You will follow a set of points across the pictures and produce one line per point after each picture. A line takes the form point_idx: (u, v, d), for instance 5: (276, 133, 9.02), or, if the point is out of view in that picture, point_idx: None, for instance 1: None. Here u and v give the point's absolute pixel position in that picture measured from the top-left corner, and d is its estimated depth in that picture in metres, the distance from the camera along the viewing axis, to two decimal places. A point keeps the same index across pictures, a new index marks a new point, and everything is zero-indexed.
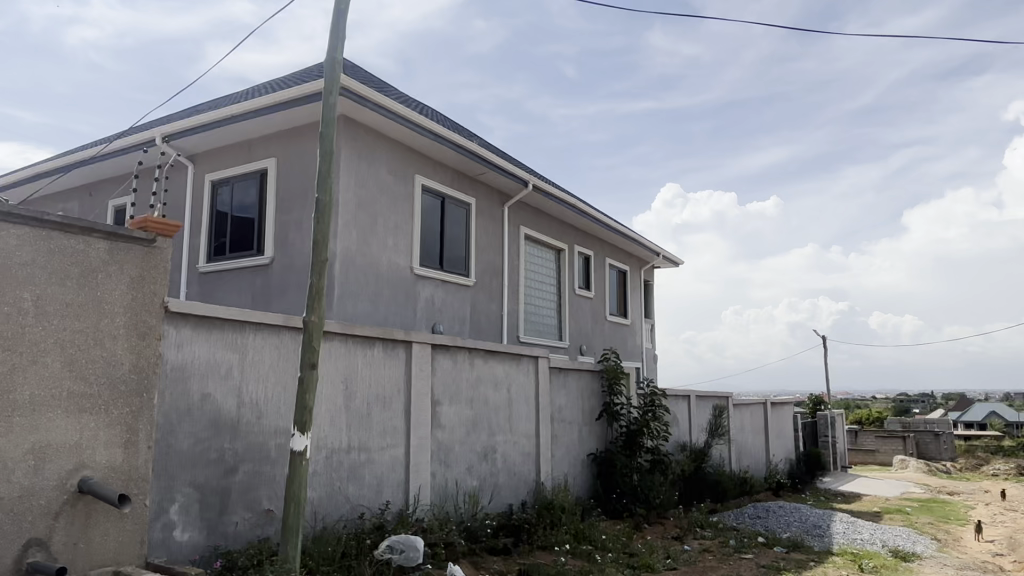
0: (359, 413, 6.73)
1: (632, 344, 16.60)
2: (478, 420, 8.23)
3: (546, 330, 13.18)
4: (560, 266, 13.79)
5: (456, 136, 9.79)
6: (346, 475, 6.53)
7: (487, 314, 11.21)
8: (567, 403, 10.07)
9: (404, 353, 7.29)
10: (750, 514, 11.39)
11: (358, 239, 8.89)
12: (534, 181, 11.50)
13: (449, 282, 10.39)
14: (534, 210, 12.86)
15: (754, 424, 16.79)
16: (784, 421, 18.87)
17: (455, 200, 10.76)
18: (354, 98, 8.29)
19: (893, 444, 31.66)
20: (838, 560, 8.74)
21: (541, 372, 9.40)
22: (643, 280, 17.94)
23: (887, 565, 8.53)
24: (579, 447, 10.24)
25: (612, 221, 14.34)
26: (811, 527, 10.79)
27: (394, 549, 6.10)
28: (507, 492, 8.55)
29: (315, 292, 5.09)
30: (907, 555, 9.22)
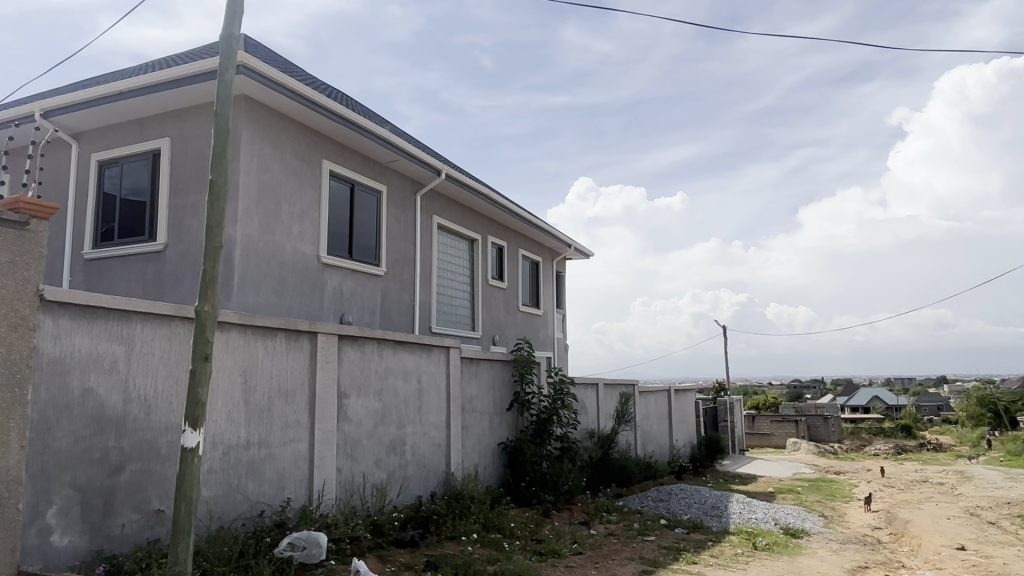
0: (259, 407, 6.45)
1: (544, 334, 16.78)
2: (387, 412, 8.07)
3: (458, 320, 13.11)
4: (473, 256, 13.72)
5: (366, 121, 9.53)
6: (245, 471, 6.26)
7: (398, 305, 11.02)
8: (478, 393, 10.05)
9: (308, 344, 7.04)
10: (653, 498, 11.77)
11: (261, 225, 8.51)
12: (447, 169, 11.37)
13: (358, 272, 10.13)
14: (447, 199, 12.73)
15: (659, 411, 17.37)
16: (687, 408, 19.62)
17: (365, 187, 10.49)
18: (256, 77, 7.90)
19: (786, 428, 33.60)
20: (734, 539, 9.15)
21: (451, 362, 9.32)
22: (555, 271, 18.13)
23: (778, 542, 9.01)
24: (489, 436, 10.24)
25: (525, 212, 14.38)
26: (709, 507, 11.26)
27: (295, 547, 5.89)
28: (416, 484, 8.44)
29: (208, 280, 4.81)
30: (797, 532, 9.77)
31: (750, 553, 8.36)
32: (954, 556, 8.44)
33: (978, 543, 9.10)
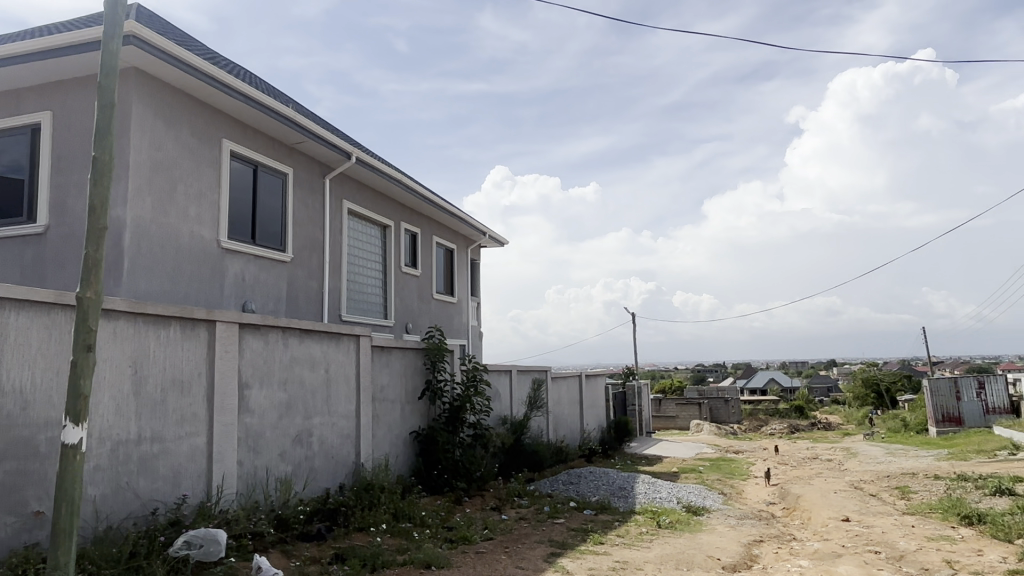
0: (152, 400, 6.09)
1: (458, 321, 16.72)
2: (292, 403, 7.81)
3: (369, 308, 12.84)
4: (385, 242, 13.46)
5: (269, 100, 9.12)
6: (136, 468, 5.90)
7: (305, 292, 10.67)
8: (389, 382, 9.89)
9: (206, 333, 6.69)
10: (563, 481, 11.98)
11: (154, 207, 8.01)
12: (357, 153, 11.06)
13: (262, 258, 9.73)
14: (357, 184, 12.40)
15: (570, 396, 17.70)
16: (597, 393, 20.08)
17: (269, 169, 10.06)
18: (147, 49, 7.40)
19: (690, 411, 35.08)
20: (639, 518, 9.46)
21: (361, 351, 9.11)
22: (470, 259, 18.06)
23: (681, 520, 9.38)
24: (401, 425, 10.11)
25: (438, 198, 14.22)
26: (617, 488, 11.59)
27: (191, 545, 5.62)
28: (323, 476, 8.23)
29: (91, 264, 4.46)
30: (698, 510, 10.19)
31: (654, 531, 8.66)
32: (839, 526, 9.04)
33: (860, 514, 9.79)
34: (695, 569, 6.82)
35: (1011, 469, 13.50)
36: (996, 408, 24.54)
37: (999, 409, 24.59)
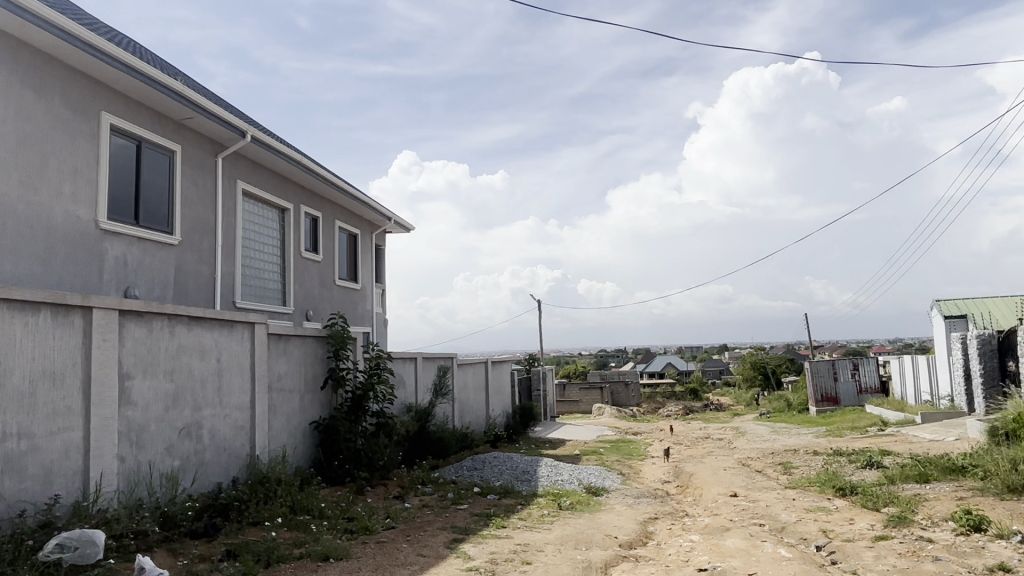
0: (18, 394, 5.59)
1: (362, 308, 16.35)
2: (179, 394, 7.39)
3: (266, 294, 12.33)
4: (283, 226, 12.94)
5: (155, 72, 8.52)
6: (0, 468, 5.40)
7: (195, 277, 10.10)
8: (287, 370, 9.53)
9: (81, 321, 6.21)
10: (468, 467, 11.99)
11: (20, 184, 7.32)
12: (252, 132, 10.54)
13: (147, 240, 9.12)
14: (252, 164, 11.83)
15: (475, 382, 17.71)
16: (503, 378, 20.24)
17: (155, 145, 9.43)
18: (12, 10, 6.72)
19: (592, 395, 36.12)
20: (541, 501, 9.62)
21: (256, 338, 8.73)
22: (374, 244, 17.68)
23: (581, 501, 9.61)
24: (299, 415, 9.78)
25: (341, 181, 13.80)
26: (520, 473, 11.74)
27: (65, 548, 5.23)
28: (214, 470, 7.86)
29: None
30: (598, 490, 10.47)
31: (554, 513, 8.84)
32: (728, 502, 9.54)
33: (747, 489, 10.37)
34: (593, 548, 7.00)
35: (880, 443, 14.68)
36: (868, 387, 26.56)
37: (871, 388, 26.66)
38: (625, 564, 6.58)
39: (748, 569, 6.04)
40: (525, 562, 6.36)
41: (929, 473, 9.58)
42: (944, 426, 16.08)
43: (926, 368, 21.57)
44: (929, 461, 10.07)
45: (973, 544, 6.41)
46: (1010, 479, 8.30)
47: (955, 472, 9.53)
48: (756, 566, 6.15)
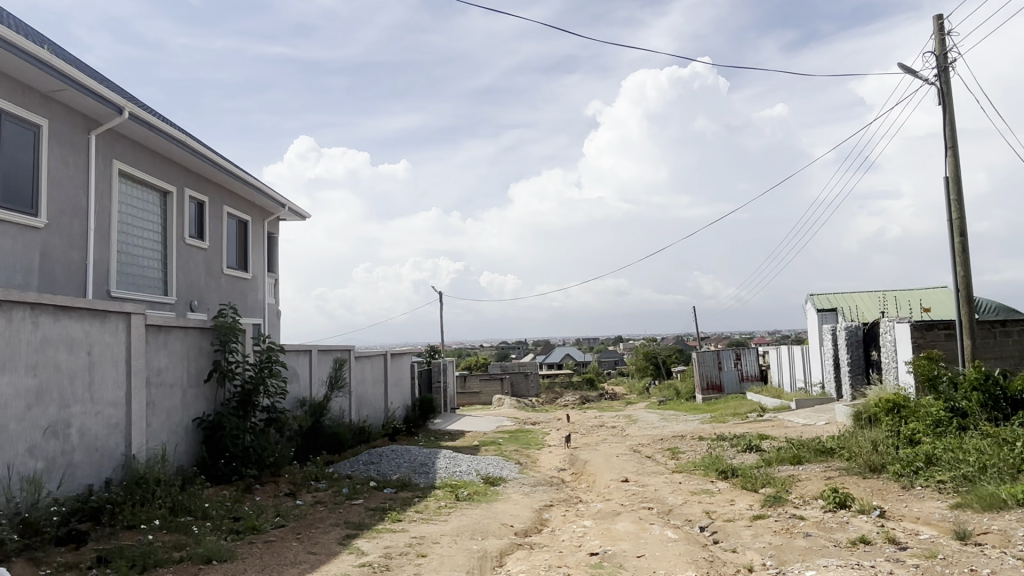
0: None
1: (252, 299, 15.65)
2: (44, 390, 6.79)
3: (146, 283, 11.55)
4: (165, 211, 12.16)
5: (20, 39, 7.76)
6: None
7: (64, 264, 9.31)
8: (168, 364, 8.98)
9: None
10: (364, 461, 11.76)
11: None
12: (131, 109, 9.83)
13: (7, 223, 8.31)
14: (131, 143, 11.02)
15: (373, 375, 17.38)
16: (402, 370, 19.97)
17: (18, 119, 8.59)
18: None
19: (492, 386, 36.37)
20: (439, 493, 9.58)
21: (133, 330, 8.16)
22: (267, 232, 16.95)
23: (479, 491, 9.66)
24: (181, 412, 9.25)
25: (230, 165, 13.11)
26: (418, 465, 11.64)
27: None
28: (84, 471, 7.29)
29: None
30: (495, 480, 10.55)
31: (451, 504, 8.84)
32: (620, 487, 9.87)
33: (637, 475, 10.77)
34: (489, 537, 7.05)
35: (759, 429, 15.64)
36: (749, 375, 28.24)
37: (751, 376, 28.38)
38: (520, 551, 6.66)
39: (637, 552, 6.26)
40: (420, 554, 6.31)
41: (801, 455, 10.30)
42: (815, 411, 17.34)
43: (801, 357, 23.19)
44: (801, 444, 10.83)
45: (838, 520, 6.94)
46: (871, 459, 9.06)
47: (824, 454, 10.29)
48: (645, 547, 6.38)
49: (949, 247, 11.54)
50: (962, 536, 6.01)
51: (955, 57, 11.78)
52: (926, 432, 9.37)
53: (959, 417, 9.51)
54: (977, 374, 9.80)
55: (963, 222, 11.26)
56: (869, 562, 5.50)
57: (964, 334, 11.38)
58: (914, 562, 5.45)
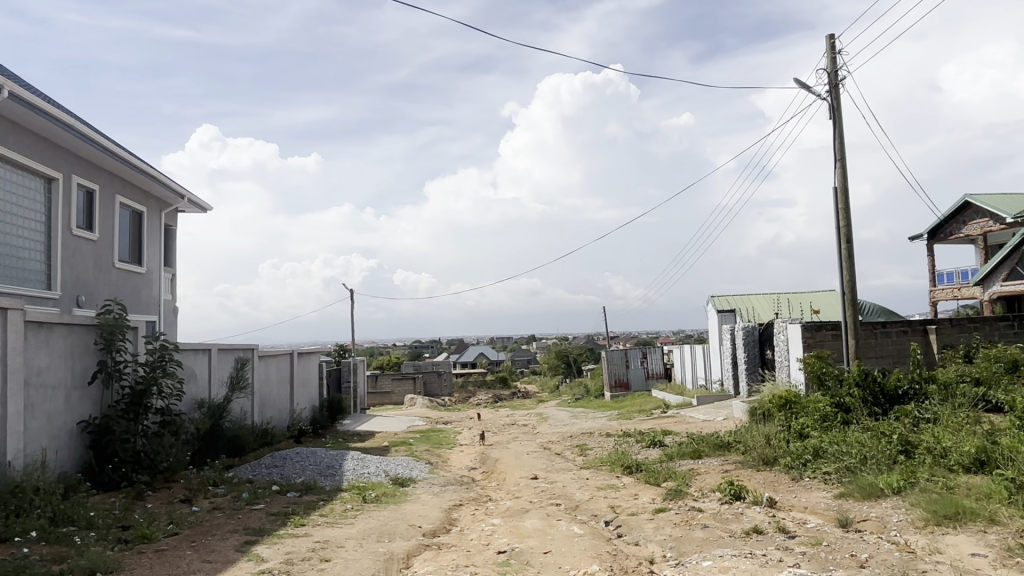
0: None
1: (146, 295, 14.77)
2: None
3: (26, 276, 10.68)
4: (49, 199, 11.28)
5: None
6: None
7: None
8: (49, 364, 8.34)
9: None
10: (266, 465, 11.34)
11: None
12: (12, 88, 9.07)
13: None
14: (9, 124, 10.15)
15: (278, 375, 16.80)
16: (309, 370, 19.38)
17: None
18: None
19: (405, 385, 35.96)
20: (345, 495, 9.37)
21: (10, 327, 7.52)
22: (163, 224, 16.03)
23: (387, 493, 9.52)
24: (65, 415, 8.62)
25: (124, 151, 12.33)
26: (323, 468, 11.33)
27: None
28: None
29: None
30: (403, 481, 10.42)
31: (358, 507, 8.65)
32: (529, 484, 9.97)
33: (546, 472, 10.91)
34: (396, 539, 6.95)
35: (663, 425, 16.21)
36: (655, 373, 29.16)
37: (657, 374, 29.28)
38: (427, 552, 6.60)
39: (543, 548, 6.33)
40: (324, 559, 6.14)
41: (701, 450, 10.73)
42: (715, 407, 18.14)
43: (703, 356, 24.19)
44: (701, 439, 11.30)
45: (734, 511, 7.28)
46: (765, 453, 9.55)
47: (721, 448, 10.78)
48: (551, 544, 6.47)
49: (836, 253, 12.34)
50: (844, 524, 6.43)
51: (844, 75, 12.62)
52: (814, 426, 9.97)
53: (843, 412, 10.18)
54: (859, 372, 10.51)
55: (850, 229, 12.06)
56: (761, 551, 5.78)
57: (849, 334, 12.18)
58: (801, 549, 5.78)
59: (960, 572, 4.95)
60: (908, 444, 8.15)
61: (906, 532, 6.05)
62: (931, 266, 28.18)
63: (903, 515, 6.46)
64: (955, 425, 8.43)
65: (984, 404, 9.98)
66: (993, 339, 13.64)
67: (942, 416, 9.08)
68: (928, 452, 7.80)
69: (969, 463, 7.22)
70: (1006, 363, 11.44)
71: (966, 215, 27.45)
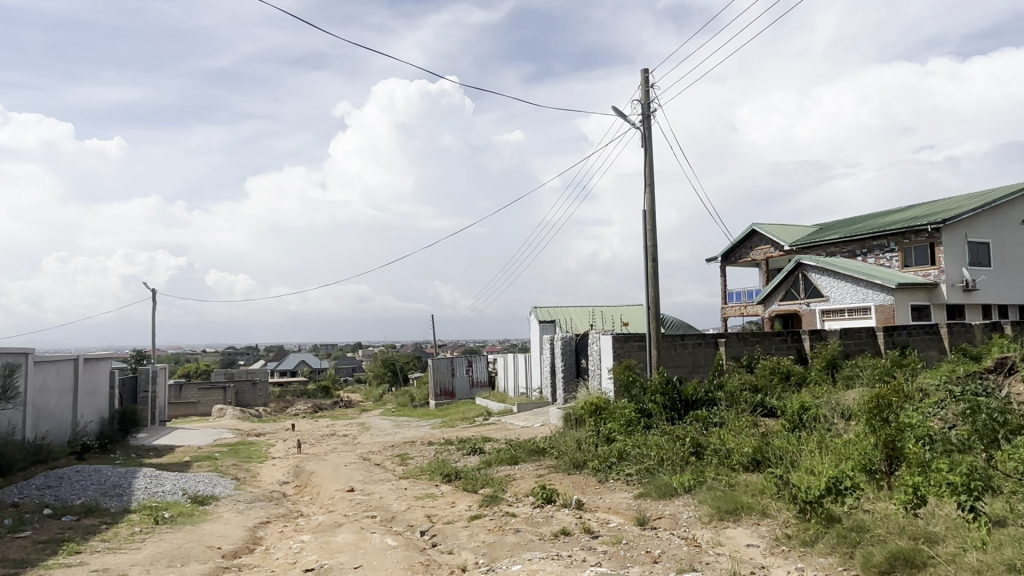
0: None
1: None
2: None
3: None
4: None
5: None
6: None
7: None
8: None
9: None
10: (37, 486, 9.90)
11: None
12: None
13: None
14: None
15: (59, 383, 14.83)
16: (99, 377, 17.31)
17: None
18: None
19: (214, 395, 33.31)
20: (133, 517, 8.44)
21: None
22: None
23: (184, 513, 8.72)
24: None
25: None
26: (109, 488, 10.13)
27: None
28: None
29: None
30: (204, 499, 9.61)
31: (148, 529, 7.83)
32: (344, 497, 9.64)
33: (363, 483, 10.61)
34: (190, 563, 6.37)
35: (483, 432, 16.47)
36: (479, 381, 29.63)
37: (481, 382, 29.74)
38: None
39: (353, 563, 6.14)
40: None
41: (517, 456, 11.04)
42: (533, 414, 18.80)
43: (524, 365, 25.00)
44: (518, 445, 11.62)
45: (545, 514, 7.55)
46: (575, 457, 10.03)
47: (537, 453, 11.17)
48: (362, 558, 6.29)
49: (643, 271, 13.32)
50: (642, 522, 6.90)
51: (654, 109, 13.71)
52: (619, 431, 10.66)
53: (645, 417, 10.99)
54: (661, 379, 11.41)
55: (656, 249, 13.08)
56: (566, 552, 6.04)
57: (652, 345, 13.17)
58: (603, 548, 6.11)
59: (736, 562, 5.50)
60: (698, 446, 8.95)
61: (694, 527, 6.63)
62: (724, 286, 31.43)
63: (692, 512, 7.07)
64: (737, 428, 9.42)
65: (761, 409, 11.24)
66: (771, 351, 15.46)
67: (727, 420, 10.10)
68: (714, 453, 8.62)
69: (746, 462, 8.07)
70: (780, 373, 13.01)
71: (753, 241, 30.99)
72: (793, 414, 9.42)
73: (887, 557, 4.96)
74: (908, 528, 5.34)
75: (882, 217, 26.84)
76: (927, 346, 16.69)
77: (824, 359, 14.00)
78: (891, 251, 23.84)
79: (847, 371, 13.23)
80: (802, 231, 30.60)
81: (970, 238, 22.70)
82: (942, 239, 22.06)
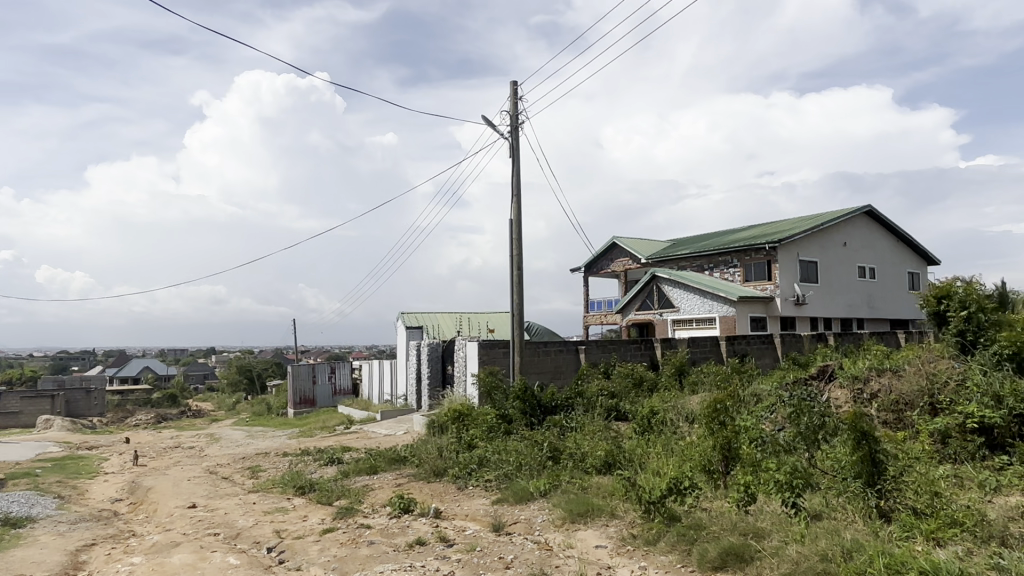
0: None
1: None
2: None
3: None
4: None
5: None
6: None
7: None
8: None
9: None
10: None
11: None
12: None
13: None
14: None
15: None
16: None
17: None
18: None
19: (40, 405, 29.89)
20: None
21: None
22: None
23: None
24: None
25: None
26: None
27: None
28: None
29: None
30: (16, 522, 8.56)
31: None
32: (184, 514, 8.95)
33: (207, 499, 9.91)
34: None
35: (343, 441, 15.96)
36: (342, 388, 28.79)
37: (344, 390, 28.90)
38: None
39: None
40: None
41: (377, 465, 10.78)
42: (396, 422, 18.51)
43: (389, 371, 24.58)
44: (378, 454, 11.36)
45: (400, 525, 7.41)
46: (435, 465, 9.95)
47: (396, 462, 10.97)
48: None
49: (508, 279, 13.50)
50: (497, 528, 6.96)
51: (521, 120, 14.01)
52: (480, 437, 10.70)
53: (506, 423, 11.10)
54: (521, 386, 11.60)
55: (521, 257, 13.32)
56: (420, 562, 5.96)
57: (515, 352, 13.36)
58: (457, 557, 6.09)
59: (583, 563, 5.67)
60: (555, 450, 9.16)
61: (547, 531, 6.77)
62: (586, 295, 32.61)
63: (546, 516, 7.21)
64: (591, 433, 9.74)
65: (615, 414, 11.72)
66: (626, 358, 16.19)
67: (583, 425, 10.43)
68: (570, 457, 8.86)
69: (598, 465, 8.36)
70: (633, 379, 13.65)
71: (614, 253, 32.41)
72: (642, 419, 9.90)
73: (720, 552, 5.31)
74: (739, 524, 5.74)
75: (728, 235, 29.00)
76: (763, 354, 18.19)
77: (673, 366, 14.86)
78: (735, 267, 25.82)
79: (693, 377, 14.13)
80: (658, 245, 32.44)
81: (801, 257, 25.06)
82: (777, 257, 24.19)
